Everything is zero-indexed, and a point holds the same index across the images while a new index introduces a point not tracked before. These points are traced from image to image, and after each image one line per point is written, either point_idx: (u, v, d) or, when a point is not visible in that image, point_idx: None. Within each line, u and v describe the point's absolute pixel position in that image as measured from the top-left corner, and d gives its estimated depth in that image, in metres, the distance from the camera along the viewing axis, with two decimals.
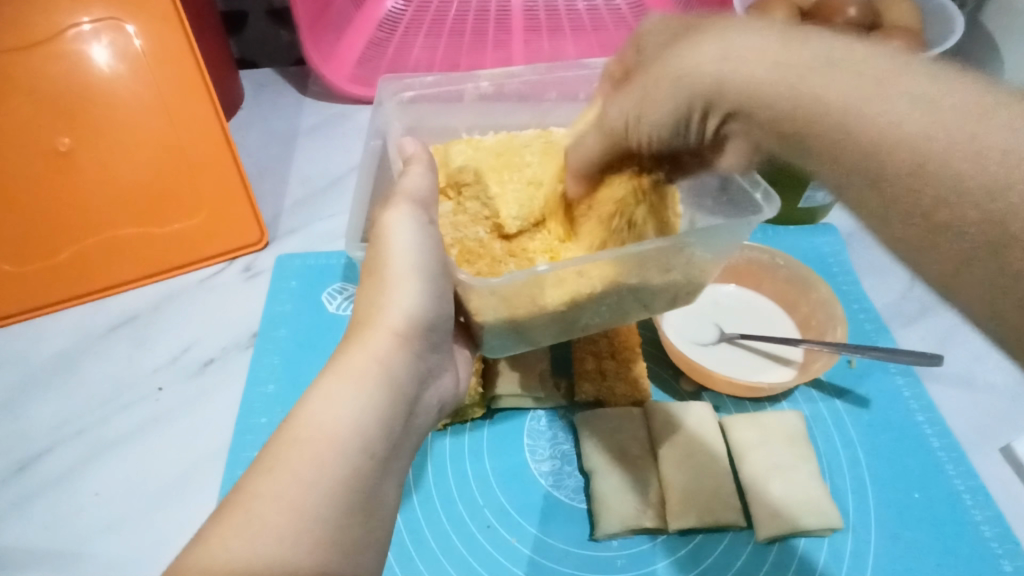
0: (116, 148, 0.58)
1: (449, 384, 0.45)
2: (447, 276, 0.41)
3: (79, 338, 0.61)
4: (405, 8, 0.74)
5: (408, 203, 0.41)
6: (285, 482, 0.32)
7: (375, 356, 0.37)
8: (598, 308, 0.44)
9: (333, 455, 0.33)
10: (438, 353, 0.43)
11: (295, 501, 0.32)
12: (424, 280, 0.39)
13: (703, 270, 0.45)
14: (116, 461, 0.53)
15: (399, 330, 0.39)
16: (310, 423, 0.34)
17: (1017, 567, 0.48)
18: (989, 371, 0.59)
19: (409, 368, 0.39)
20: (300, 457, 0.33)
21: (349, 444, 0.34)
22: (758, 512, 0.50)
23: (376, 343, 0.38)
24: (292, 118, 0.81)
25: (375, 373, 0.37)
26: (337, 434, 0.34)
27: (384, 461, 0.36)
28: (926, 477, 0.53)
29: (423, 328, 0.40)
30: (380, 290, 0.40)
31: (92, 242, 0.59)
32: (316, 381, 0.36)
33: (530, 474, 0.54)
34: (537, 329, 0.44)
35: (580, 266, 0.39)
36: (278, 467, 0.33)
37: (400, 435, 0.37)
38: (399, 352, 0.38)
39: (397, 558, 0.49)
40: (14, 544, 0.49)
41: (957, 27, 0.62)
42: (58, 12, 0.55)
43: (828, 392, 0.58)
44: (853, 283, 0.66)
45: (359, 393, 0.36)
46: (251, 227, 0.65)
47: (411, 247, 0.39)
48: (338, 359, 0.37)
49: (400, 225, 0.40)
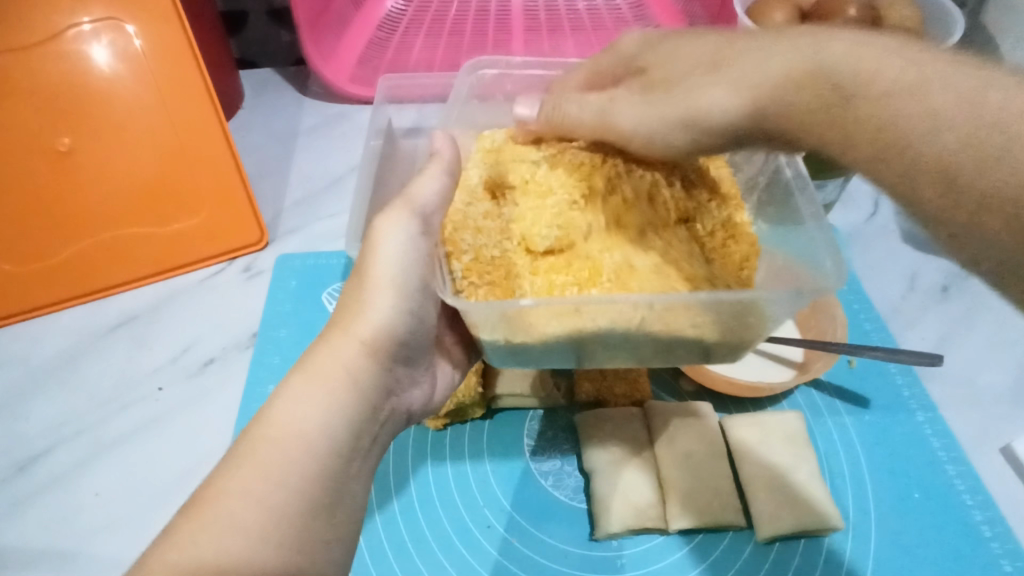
0: (114, 148, 0.58)
1: (421, 395, 0.45)
2: (425, 292, 0.42)
3: (79, 338, 0.61)
4: (405, 8, 0.74)
5: (406, 210, 0.40)
6: (251, 479, 0.33)
7: (347, 362, 0.38)
8: (609, 342, 0.41)
9: (296, 457, 0.34)
10: (414, 362, 0.44)
11: (262, 499, 0.33)
12: (400, 296, 0.40)
13: (752, 324, 0.41)
14: (115, 461, 0.53)
15: (371, 340, 0.39)
16: (278, 423, 0.35)
17: (1017, 567, 0.48)
18: (989, 371, 0.59)
19: (377, 379, 0.39)
20: (267, 454, 0.34)
21: (313, 449, 0.35)
22: (760, 512, 0.50)
23: (349, 349, 0.38)
24: (292, 118, 0.81)
25: (344, 380, 0.38)
26: (304, 436, 0.35)
27: (348, 465, 0.37)
28: (926, 477, 0.53)
29: (398, 339, 0.41)
30: (360, 296, 0.40)
31: (91, 242, 0.59)
32: (285, 381, 0.37)
33: (530, 474, 0.54)
34: (543, 356, 0.43)
35: (579, 304, 0.37)
36: (244, 464, 0.33)
37: (366, 441, 0.38)
38: (371, 362, 0.39)
39: (397, 557, 0.49)
40: (15, 543, 0.49)
41: (956, 26, 0.62)
42: (59, 12, 0.56)
43: (828, 393, 0.58)
44: (853, 283, 0.66)
45: (326, 399, 0.36)
46: (251, 227, 0.65)
47: (395, 262, 0.40)
48: (309, 359, 0.38)
49: (390, 237, 0.40)
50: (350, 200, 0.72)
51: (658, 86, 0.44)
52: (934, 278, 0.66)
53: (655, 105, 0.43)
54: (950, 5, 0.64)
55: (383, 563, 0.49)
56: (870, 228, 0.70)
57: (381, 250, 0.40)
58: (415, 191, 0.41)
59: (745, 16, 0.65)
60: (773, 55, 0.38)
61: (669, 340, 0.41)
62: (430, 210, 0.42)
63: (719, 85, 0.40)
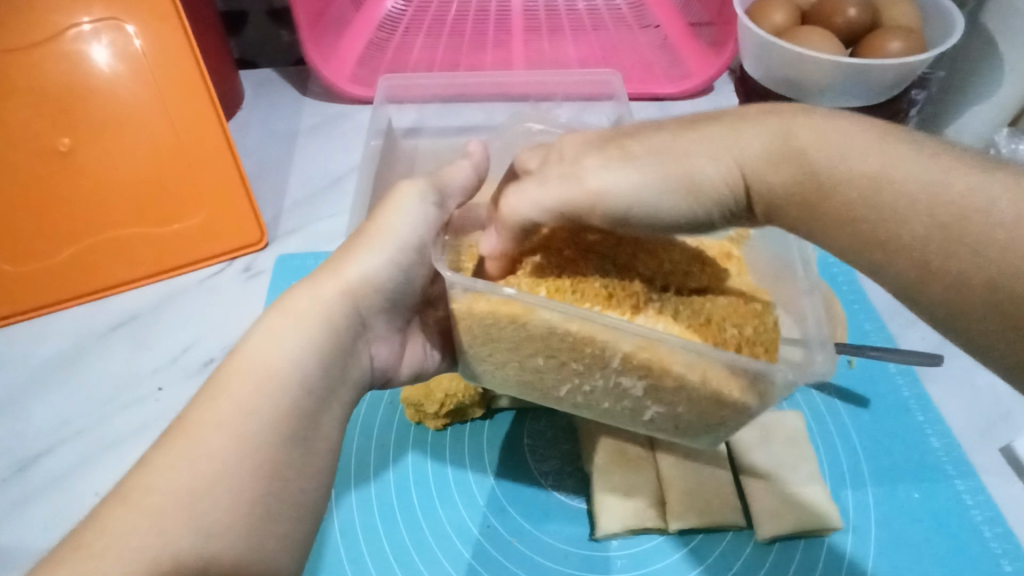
0: (116, 144, 0.58)
1: (392, 352, 0.46)
2: (421, 256, 0.44)
3: (80, 338, 0.60)
4: (405, 8, 0.74)
5: (425, 183, 0.45)
6: (226, 410, 0.34)
7: (323, 299, 0.39)
8: (586, 385, 0.42)
9: (267, 386, 0.35)
10: (390, 319, 0.44)
11: (237, 429, 0.33)
12: (398, 251, 0.42)
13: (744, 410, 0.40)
14: (114, 462, 0.53)
15: (352, 285, 0.41)
16: (253, 353, 0.36)
17: (1017, 567, 0.48)
18: (989, 370, 0.59)
19: (350, 320, 0.40)
20: (237, 382, 0.35)
21: (287, 381, 0.36)
22: (759, 512, 0.50)
23: (330, 288, 0.40)
24: (291, 118, 0.81)
25: (321, 316, 0.39)
26: (278, 366, 0.36)
27: (320, 400, 0.37)
28: (927, 477, 0.53)
29: (381, 288, 0.42)
30: (358, 243, 0.42)
31: (93, 242, 0.59)
32: (265, 319, 0.38)
33: (530, 475, 0.54)
34: (517, 373, 0.43)
35: (562, 315, 0.37)
36: (219, 393, 0.34)
37: (336, 384, 0.39)
38: (345, 304, 0.40)
39: (396, 556, 0.49)
40: (16, 543, 0.49)
41: (957, 26, 0.62)
42: (58, 12, 0.56)
43: (828, 392, 0.58)
44: (853, 283, 0.66)
45: (300, 335, 0.37)
46: (251, 227, 0.65)
47: (405, 221, 0.43)
48: (287, 299, 0.39)
49: (406, 200, 0.43)
50: (350, 200, 0.72)
51: (642, 156, 0.36)
52: None
53: (649, 166, 0.35)
54: (950, 5, 0.63)
55: (383, 563, 0.49)
56: None
57: (394, 208, 0.43)
58: (448, 174, 0.47)
59: (745, 17, 0.65)
60: (747, 133, 0.35)
61: (647, 392, 0.40)
62: (449, 189, 0.46)
63: (713, 162, 0.34)
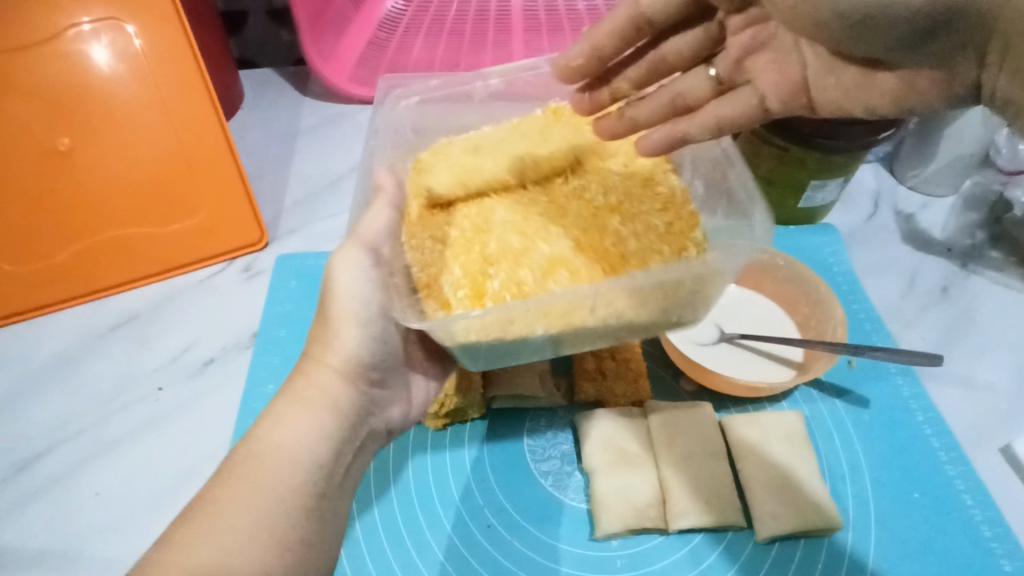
0: (111, 146, 0.58)
1: (401, 411, 0.49)
2: (387, 319, 0.45)
3: (79, 337, 0.61)
4: (405, 8, 0.74)
5: (357, 247, 0.43)
6: (238, 500, 0.36)
7: (322, 393, 0.42)
8: (593, 336, 0.43)
9: (284, 477, 0.38)
10: (390, 383, 0.47)
11: (246, 520, 0.36)
12: (363, 326, 0.43)
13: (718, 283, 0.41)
14: (115, 461, 0.53)
15: (339, 368, 0.43)
16: (263, 448, 0.39)
17: (1016, 567, 0.48)
18: (988, 371, 0.59)
19: (356, 402, 0.44)
20: (246, 476, 0.37)
21: (299, 466, 0.39)
22: (759, 512, 0.50)
23: (324, 380, 0.42)
24: (292, 118, 0.81)
25: (326, 404, 0.42)
26: (293, 461, 0.39)
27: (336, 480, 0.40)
28: (927, 478, 0.53)
29: (366, 364, 0.44)
30: (326, 328, 0.44)
31: (92, 243, 0.59)
32: (270, 413, 0.41)
33: (530, 474, 0.54)
34: (518, 348, 0.43)
35: (542, 305, 0.38)
36: (237, 473, 0.37)
37: (351, 459, 0.42)
38: (346, 389, 0.43)
39: (396, 556, 0.49)
40: (15, 543, 0.49)
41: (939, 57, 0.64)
42: (59, 13, 0.56)
43: (828, 392, 0.58)
44: (853, 284, 0.66)
45: (307, 426, 0.40)
46: (251, 227, 0.65)
47: (357, 292, 0.43)
48: (288, 392, 0.42)
49: (347, 270, 0.43)
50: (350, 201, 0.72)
51: None
52: (934, 278, 0.66)
53: None
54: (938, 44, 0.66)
55: (383, 564, 0.49)
56: (870, 228, 0.70)
57: (341, 282, 0.43)
58: (363, 227, 0.44)
59: None
60: None
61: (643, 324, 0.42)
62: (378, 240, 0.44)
63: None
